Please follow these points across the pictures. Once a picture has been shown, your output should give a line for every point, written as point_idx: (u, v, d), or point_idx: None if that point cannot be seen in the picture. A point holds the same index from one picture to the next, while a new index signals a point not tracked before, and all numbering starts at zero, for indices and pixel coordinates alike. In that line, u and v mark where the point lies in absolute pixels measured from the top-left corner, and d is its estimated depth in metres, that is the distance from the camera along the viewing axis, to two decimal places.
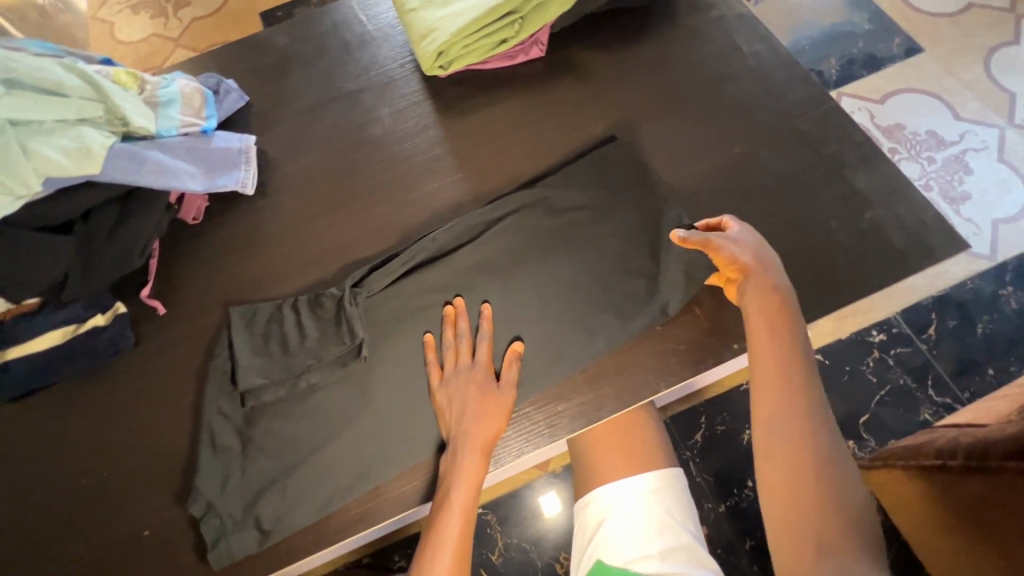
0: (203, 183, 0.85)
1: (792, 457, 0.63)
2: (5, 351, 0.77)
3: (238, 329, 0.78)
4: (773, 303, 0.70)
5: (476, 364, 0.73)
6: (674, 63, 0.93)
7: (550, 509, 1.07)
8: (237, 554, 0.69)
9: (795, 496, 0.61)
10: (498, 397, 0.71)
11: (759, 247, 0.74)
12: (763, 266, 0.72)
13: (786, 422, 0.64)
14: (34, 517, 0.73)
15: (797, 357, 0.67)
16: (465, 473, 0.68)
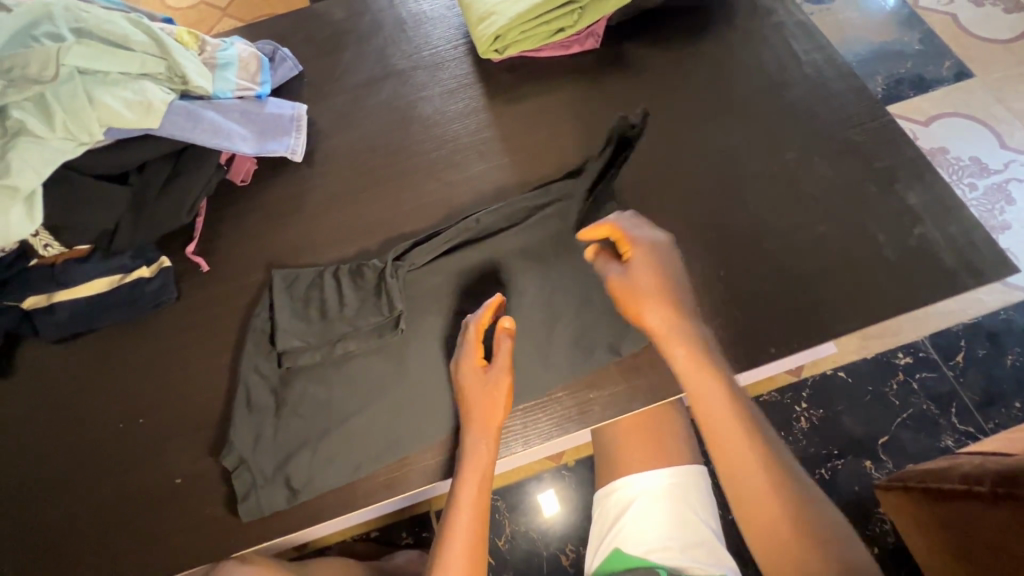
0: (254, 147, 0.86)
1: (762, 499, 0.60)
2: (53, 294, 0.79)
3: (279, 291, 0.80)
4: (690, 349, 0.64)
5: (467, 347, 0.70)
6: (728, 65, 0.93)
7: (554, 504, 1.07)
8: (265, 510, 0.71)
9: (775, 536, 0.60)
10: (493, 381, 0.68)
11: (659, 277, 0.66)
12: (666, 300, 0.65)
13: (738, 470, 0.62)
14: (70, 454, 0.75)
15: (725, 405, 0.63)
16: (472, 463, 0.67)
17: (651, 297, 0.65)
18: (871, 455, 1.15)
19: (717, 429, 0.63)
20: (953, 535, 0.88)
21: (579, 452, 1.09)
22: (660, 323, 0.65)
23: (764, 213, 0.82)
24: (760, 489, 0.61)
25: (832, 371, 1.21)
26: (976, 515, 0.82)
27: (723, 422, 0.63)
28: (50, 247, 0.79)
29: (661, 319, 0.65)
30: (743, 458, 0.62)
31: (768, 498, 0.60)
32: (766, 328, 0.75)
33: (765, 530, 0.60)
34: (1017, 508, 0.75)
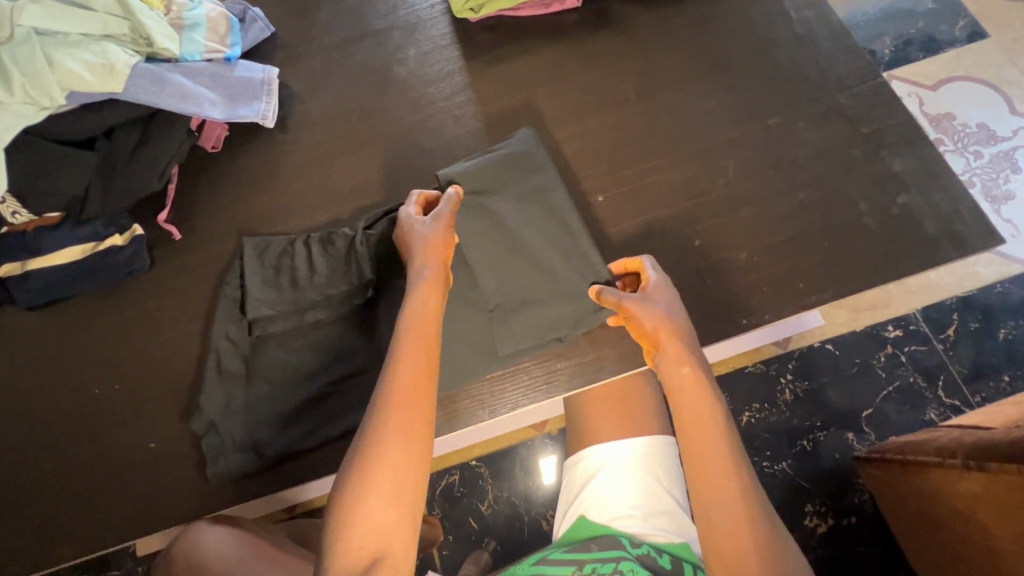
0: (224, 111, 0.84)
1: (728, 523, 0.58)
2: (27, 262, 0.79)
3: (250, 260, 0.79)
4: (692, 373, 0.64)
5: (411, 208, 0.73)
6: (716, 25, 0.88)
7: (546, 472, 1.08)
8: (234, 474, 0.72)
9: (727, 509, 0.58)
10: (428, 231, 0.70)
11: (671, 308, 0.68)
12: (677, 328, 0.67)
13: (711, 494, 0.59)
14: (49, 417, 0.77)
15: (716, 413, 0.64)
16: (418, 293, 0.66)
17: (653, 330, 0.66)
18: (854, 427, 1.15)
19: (701, 452, 0.61)
20: (928, 506, 0.89)
21: (562, 421, 1.11)
22: (665, 347, 0.65)
23: (745, 180, 0.79)
24: (727, 513, 0.58)
25: (819, 344, 1.20)
26: (951, 485, 0.83)
27: (709, 447, 0.61)
28: (20, 215, 0.79)
29: (670, 339, 0.66)
30: (716, 485, 0.59)
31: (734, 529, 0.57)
32: (739, 300, 0.74)
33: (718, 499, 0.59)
34: (991, 479, 0.76)
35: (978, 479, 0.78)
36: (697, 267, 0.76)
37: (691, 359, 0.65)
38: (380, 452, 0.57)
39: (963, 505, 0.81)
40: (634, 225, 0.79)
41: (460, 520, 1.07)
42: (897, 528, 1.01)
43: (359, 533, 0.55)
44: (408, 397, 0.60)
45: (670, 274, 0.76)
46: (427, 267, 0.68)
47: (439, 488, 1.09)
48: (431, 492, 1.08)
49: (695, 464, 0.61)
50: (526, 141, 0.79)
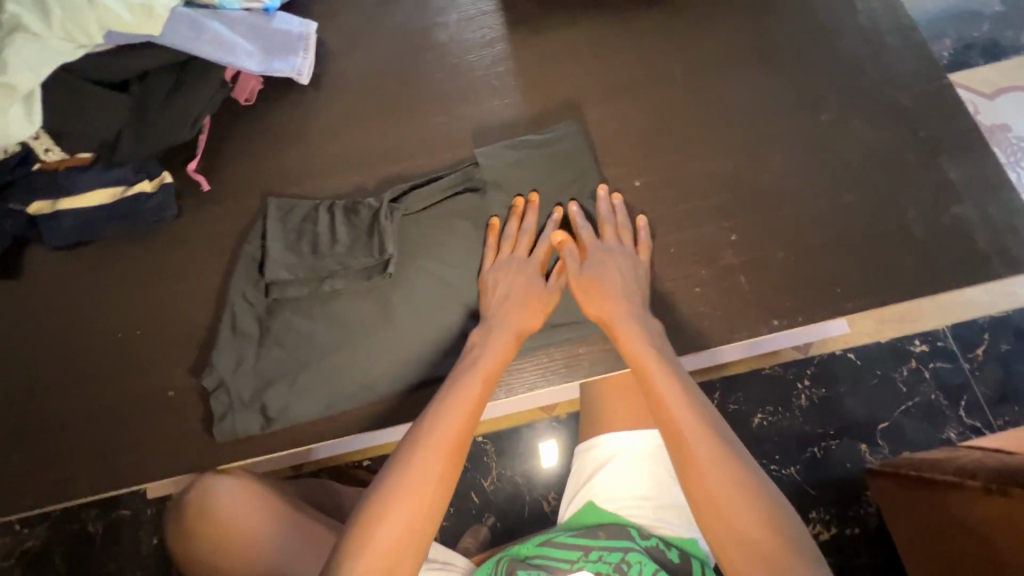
0: (260, 64, 0.83)
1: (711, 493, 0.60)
2: (57, 202, 0.80)
3: (273, 221, 0.78)
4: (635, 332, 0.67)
5: (531, 259, 0.72)
6: (774, 11, 0.84)
7: (547, 455, 1.09)
8: (240, 433, 0.71)
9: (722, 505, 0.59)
10: (544, 294, 0.71)
11: (614, 266, 0.71)
12: (614, 292, 0.70)
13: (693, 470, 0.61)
14: (72, 356, 0.78)
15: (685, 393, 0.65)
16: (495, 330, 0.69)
17: (596, 299, 0.69)
18: (868, 439, 1.13)
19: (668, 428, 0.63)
20: (939, 525, 0.87)
21: (572, 406, 1.10)
22: (607, 311, 0.69)
23: (790, 176, 0.76)
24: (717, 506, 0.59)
25: (840, 352, 1.18)
26: (968, 506, 0.81)
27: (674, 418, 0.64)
28: (52, 153, 0.78)
29: (611, 301, 0.69)
30: (701, 479, 0.60)
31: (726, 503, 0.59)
32: (773, 299, 0.72)
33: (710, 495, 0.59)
34: (1010, 505, 0.73)
35: (997, 503, 0.76)
36: (731, 263, 0.73)
37: (643, 337, 0.67)
38: (413, 472, 0.62)
39: (977, 528, 0.79)
40: (668, 213, 0.76)
41: (462, 494, 1.08)
42: (903, 544, 1.00)
43: (379, 544, 0.59)
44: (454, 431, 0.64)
45: (702, 268, 0.73)
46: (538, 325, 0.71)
47: None
48: None
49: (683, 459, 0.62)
50: (571, 132, 0.79)
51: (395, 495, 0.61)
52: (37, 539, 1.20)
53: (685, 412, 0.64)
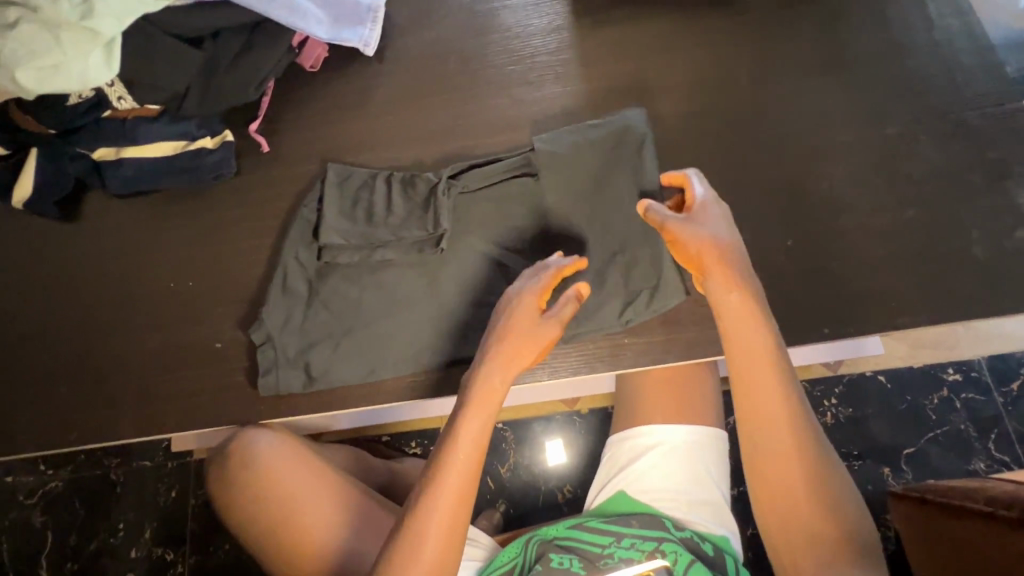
0: (328, 32, 0.83)
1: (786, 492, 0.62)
2: (123, 150, 0.81)
3: (331, 186, 0.79)
4: (751, 313, 0.64)
5: (535, 282, 0.67)
6: (847, 21, 0.83)
7: (553, 455, 1.08)
8: (282, 389, 0.73)
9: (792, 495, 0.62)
10: (537, 328, 0.66)
11: (732, 237, 0.67)
12: (732, 262, 0.65)
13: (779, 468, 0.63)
14: (123, 301, 0.80)
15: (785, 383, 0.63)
16: (493, 365, 0.65)
17: (706, 261, 0.65)
18: (892, 463, 1.12)
19: (763, 416, 0.63)
20: (948, 550, 0.86)
21: (593, 402, 1.09)
22: (718, 284, 0.65)
23: (850, 187, 0.75)
24: (791, 497, 0.62)
25: (871, 373, 1.16)
26: (978, 533, 0.79)
27: (775, 411, 0.63)
28: (124, 101, 0.79)
29: (728, 272, 0.65)
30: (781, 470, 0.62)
31: (805, 505, 0.61)
32: (826, 308, 0.71)
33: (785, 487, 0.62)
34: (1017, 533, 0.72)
35: (1006, 531, 0.74)
36: (786, 268, 0.73)
37: (757, 320, 0.64)
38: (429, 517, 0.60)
39: (978, 554, 0.78)
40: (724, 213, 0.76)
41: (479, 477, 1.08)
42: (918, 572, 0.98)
43: None
44: (463, 473, 0.62)
45: (756, 271, 0.73)
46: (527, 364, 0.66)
47: None
48: None
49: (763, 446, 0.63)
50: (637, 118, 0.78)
51: (414, 539, 0.60)
52: (60, 482, 1.23)
53: (792, 407, 0.63)
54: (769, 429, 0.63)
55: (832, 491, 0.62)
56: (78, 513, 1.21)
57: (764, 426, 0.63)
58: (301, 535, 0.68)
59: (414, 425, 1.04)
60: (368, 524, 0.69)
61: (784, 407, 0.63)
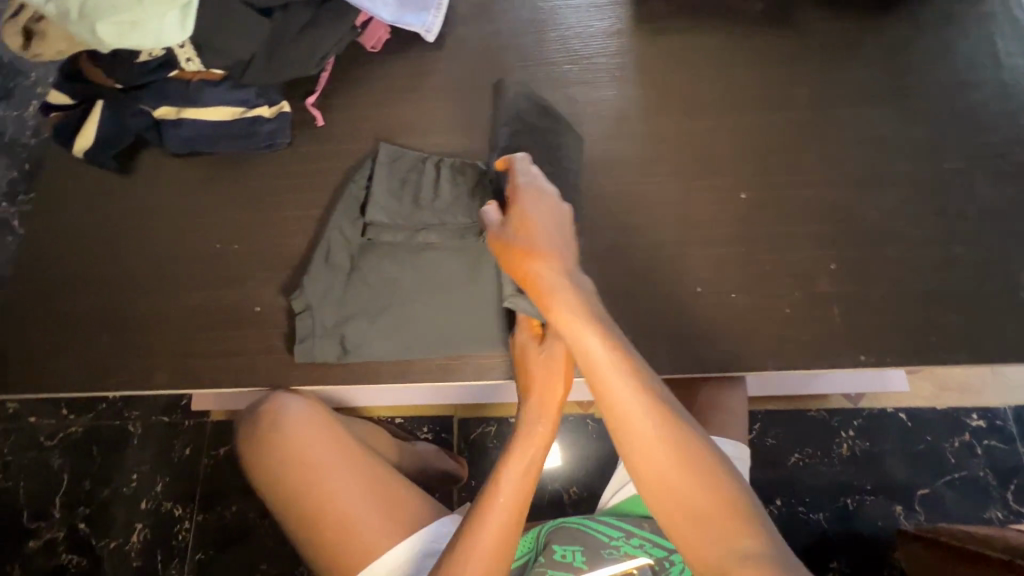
0: (392, 15, 0.85)
1: (669, 494, 0.55)
2: (183, 110, 0.84)
3: (381, 166, 0.80)
4: (573, 314, 0.62)
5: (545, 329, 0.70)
6: (912, 53, 0.83)
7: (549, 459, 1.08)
8: (317, 358, 0.74)
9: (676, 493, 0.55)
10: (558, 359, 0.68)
11: (553, 234, 0.66)
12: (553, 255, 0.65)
13: (650, 476, 0.56)
14: (169, 256, 0.82)
15: (624, 369, 0.59)
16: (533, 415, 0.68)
17: (529, 261, 0.65)
18: (905, 502, 1.10)
19: (617, 416, 0.58)
20: None
21: None
22: (544, 292, 0.64)
23: (899, 218, 0.75)
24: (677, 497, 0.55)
25: (892, 410, 1.15)
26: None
27: (628, 406, 0.58)
28: (191, 63, 0.81)
29: (544, 274, 0.64)
30: (653, 469, 0.56)
31: (687, 507, 0.54)
32: (865, 336, 0.71)
33: (669, 489, 0.55)
34: None
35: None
36: (827, 292, 0.73)
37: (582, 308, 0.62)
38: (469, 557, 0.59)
39: None
40: (769, 231, 0.76)
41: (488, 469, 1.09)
42: None
43: None
44: (505, 518, 0.62)
45: (796, 291, 0.73)
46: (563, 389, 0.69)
47: (473, 435, 1.08)
48: (465, 435, 1.08)
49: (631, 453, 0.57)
50: (525, 94, 0.84)
51: None
52: (80, 427, 1.26)
53: (638, 395, 0.58)
54: (631, 431, 0.57)
55: (720, 482, 0.55)
56: (94, 460, 1.24)
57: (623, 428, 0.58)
58: (329, 498, 0.69)
59: (427, 411, 1.09)
60: (383, 501, 0.70)
61: (631, 398, 0.58)
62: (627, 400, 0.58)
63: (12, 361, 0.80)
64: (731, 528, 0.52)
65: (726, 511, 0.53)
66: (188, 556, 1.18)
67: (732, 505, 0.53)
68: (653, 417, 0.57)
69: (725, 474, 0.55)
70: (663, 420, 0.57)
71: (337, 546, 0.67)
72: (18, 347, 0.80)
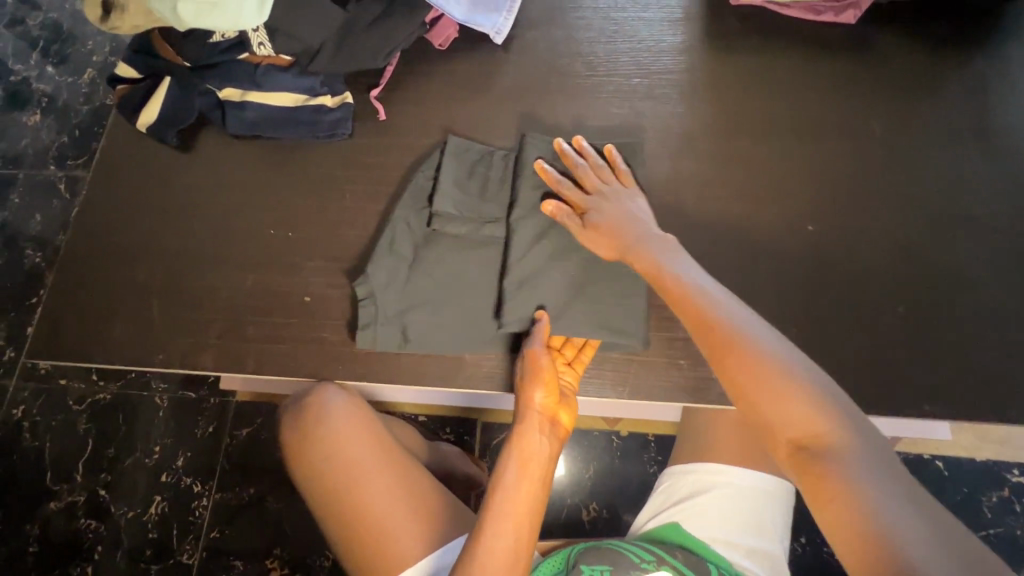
0: (464, 13, 0.85)
1: (757, 399, 0.55)
2: (247, 93, 0.84)
3: (449, 157, 0.79)
4: (644, 249, 0.68)
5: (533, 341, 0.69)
6: (996, 94, 0.80)
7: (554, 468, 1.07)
8: (378, 345, 0.73)
9: (764, 400, 0.55)
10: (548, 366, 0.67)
11: (624, 208, 0.72)
12: (628, 221, 0.70)
13: (727, 384, 0.57)
14: (223, 238, 0.82)
15: (708, 291, 0.61)
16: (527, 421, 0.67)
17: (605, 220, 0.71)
18: None
19: (703, 329, 0.59)
20: None
21: (635, 425, 1.09)
22: (614, 240, 0.70)
23: (971, 265, 0.72)
24: (770, 402, 0.54)
25: (928, 457, 1.11)
26: None
27: (714, 316, 0.59)
28: (264, 48, 0.81)
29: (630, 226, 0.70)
30: (742, 377, 0.56)
31: (769, 410, 0.54)
32: (928, 385, 0.68)
33: (756, 393, 0.55)
34: None
35: None
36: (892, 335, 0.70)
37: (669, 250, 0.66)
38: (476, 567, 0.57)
39: None
40: (833, 266, 0.73)
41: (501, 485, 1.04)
42: None
43: None
44: (506, 526, 0.60)
45: (859, 331, 0.71)
46: (542, 397, 0.67)
47: (494, 441, 1.07)
48: (485, 441, 1.07)
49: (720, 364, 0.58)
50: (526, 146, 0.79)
51: None
52: (109, 394, 1.28)
53: (725, 313, 0.59)
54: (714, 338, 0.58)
55: (800, 391, 0.53)
56: (119, 429, 1.25)
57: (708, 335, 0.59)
58: (365, 497, 0.69)
59: (449, 412, 1.09)
60: (413, 505, 0.69)
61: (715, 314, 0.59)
62: (696, 317, 0.60)
63: (62, 326, 0.81)
64: (808, 432, 0.52)
65: (804, 419, 0.53)
66: (203, 533, 1.18)
67: (819, 412, 0.52)
68: (726, 330, 0.58)
69: (807, 382, 0.54)
70: (736, 334, 0.58)
71: (368, 543, 0.67)
72: (68, 314, 0.81)
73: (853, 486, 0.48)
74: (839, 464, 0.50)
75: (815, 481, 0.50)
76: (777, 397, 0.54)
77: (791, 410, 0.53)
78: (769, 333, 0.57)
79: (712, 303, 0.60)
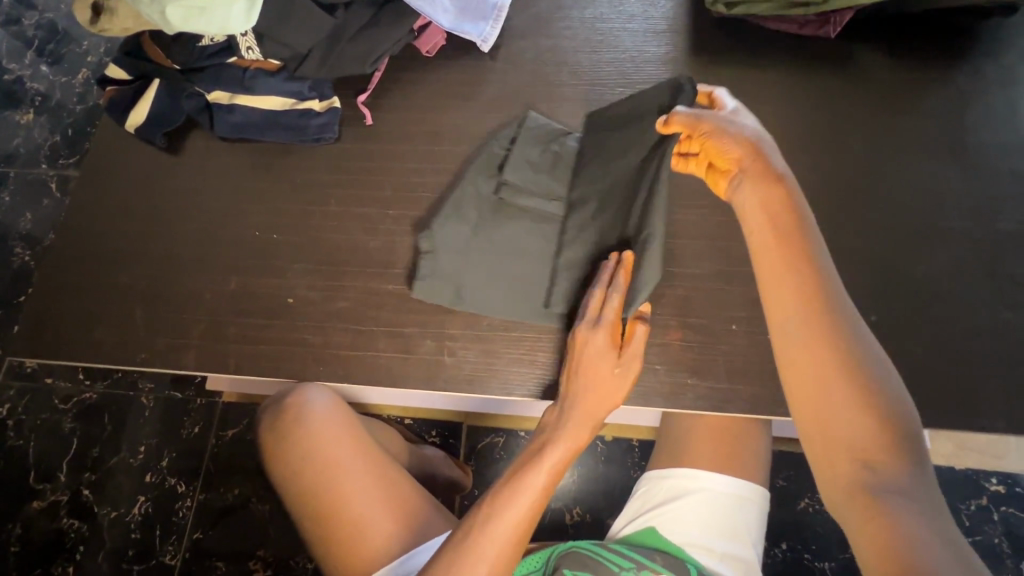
0: (451, 22, 0.86)
1: (823, 404, 0.52)
2: (235, 96, 0.85)
3: (525, 132, 0.81)
4: (764, 199, 0.60)
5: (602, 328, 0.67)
6: (969, 109, 0.82)
7: None
8: (430, 299, 0.76)
9: (829, 407, 0.52)
10: (614, 375, 0.67)
11: (764, 148, 0.62)
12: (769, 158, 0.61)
13: (789, 376, 0.55)
14: (207, 239, 0.83)
15: (807, 271, 0.56)
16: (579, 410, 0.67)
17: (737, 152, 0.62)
18: None
19: (789, 312, 0.55)
20: None
21: (618, 430, 1.09)
22: (749, 172, 0.61)
23: (942, 275, 0.74)
24: (836, 409, 0.52)
25: None
26: None
27: (804, 305, 0.55)
28: (252, 52, 0.81)
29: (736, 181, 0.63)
30: (812, 380, 0.53)
31: (833, 417, 0.52)
32: None
33: (820, 398, 0.52)
34: None
35: None
36: None
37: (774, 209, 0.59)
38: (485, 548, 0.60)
39: None
40: None
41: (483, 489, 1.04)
42: None
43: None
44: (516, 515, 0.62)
45: None
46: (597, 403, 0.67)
47: (480, 445, 1.07)
48: (472, 442, 1.07)
49: (796, 360, 0.54)
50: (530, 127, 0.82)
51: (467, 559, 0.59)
52: (95, 394, 1.27)
53: (815, 301, 0.55)
54: (795, 325, 0.55)
55: (874, 411, 0.51)
56: (105, 428, 1.25)
57: (791, 318, 0.55)
58: (341, 495, 0.69)
59: (435, 414, 1.09)
60: (389, 503, 0.69)
61: (803, 299, 0.55)
62: (795, 300, 0.55)
63: (47, 323, 0.81)
64: (864, 448, 0.50)
65: (868, 436, 0.50)
66: (187, 534, 1.18)
67: (885, 432, 0.50)
68: (826, 328, 0.54)
69: (882, 401, 0.51)
70: (831, 335, 0.53)
71: (349, 540, 0.68)
72: (52, 313, 0.81)
73: (904, 518, 0.46)
74: (890, 491, 0.48)
75: (857, 496, 0.49)
76: (842, 404, 0.52)
77: (859, 423, 0.51)
78: (861, 334, 0.53)
79: (810, 287, 0.55)
